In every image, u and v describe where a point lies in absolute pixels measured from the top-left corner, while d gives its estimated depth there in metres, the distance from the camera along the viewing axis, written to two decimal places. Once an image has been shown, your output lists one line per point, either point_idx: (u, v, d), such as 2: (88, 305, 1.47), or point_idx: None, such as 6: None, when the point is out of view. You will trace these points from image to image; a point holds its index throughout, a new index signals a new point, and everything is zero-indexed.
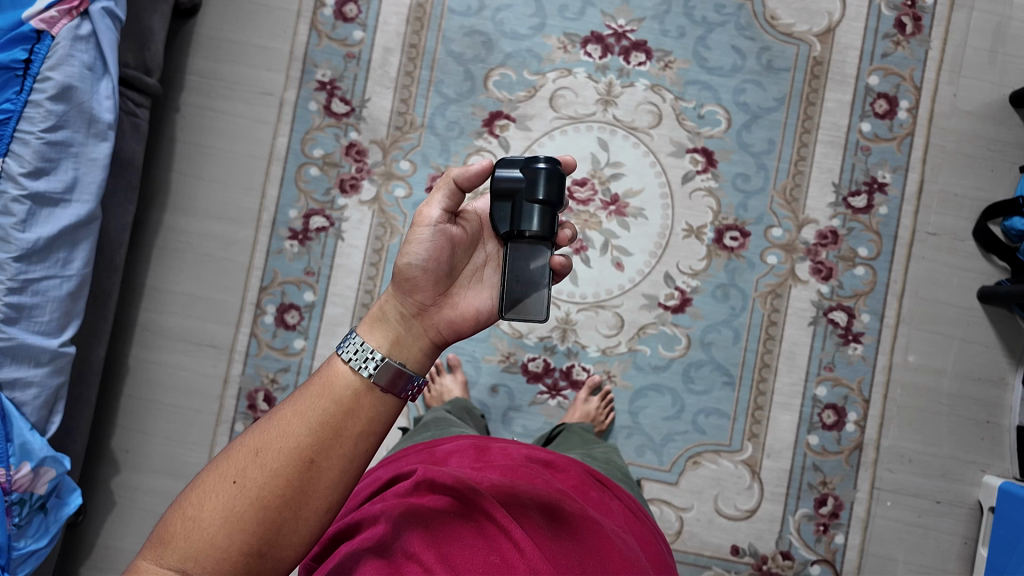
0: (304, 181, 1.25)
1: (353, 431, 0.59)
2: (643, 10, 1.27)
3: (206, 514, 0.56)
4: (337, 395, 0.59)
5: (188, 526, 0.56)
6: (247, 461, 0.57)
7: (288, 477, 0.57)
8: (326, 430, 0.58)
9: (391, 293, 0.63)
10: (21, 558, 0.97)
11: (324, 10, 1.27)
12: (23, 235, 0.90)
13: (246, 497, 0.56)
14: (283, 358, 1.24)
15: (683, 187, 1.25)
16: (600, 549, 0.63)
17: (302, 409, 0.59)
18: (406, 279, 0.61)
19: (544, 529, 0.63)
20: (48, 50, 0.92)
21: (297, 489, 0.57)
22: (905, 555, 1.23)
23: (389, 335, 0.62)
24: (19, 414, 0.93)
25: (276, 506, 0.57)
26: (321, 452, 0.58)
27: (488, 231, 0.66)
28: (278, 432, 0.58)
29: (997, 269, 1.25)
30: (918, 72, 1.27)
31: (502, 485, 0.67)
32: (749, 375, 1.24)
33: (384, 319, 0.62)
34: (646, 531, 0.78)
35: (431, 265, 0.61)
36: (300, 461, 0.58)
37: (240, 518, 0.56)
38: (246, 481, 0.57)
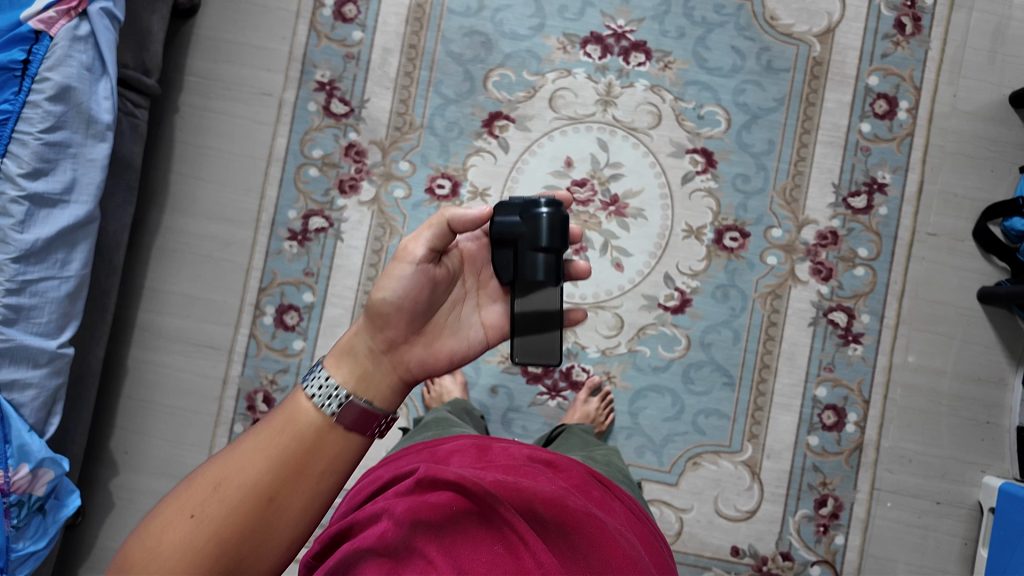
0: (303, 181, 1.25)
1: (319, 469, 0.59)
2: (643, 11, 1.27)
3: (164, 546, 0.55)
4: (301, 431, 0.58)
5: (144, 559, 0.54)
6: (206, 495, 0.56)
7: (247, 514, 0.56)
8: (290, 466, 0.58)
9: (361, 327, 0.61)
10: (19, 559, 0.96)
11: (323, 10, 1.27)
12: (21, 235, 0.90)
13: (204, 532, 0.55)
14: (282, 359, 1.23)
15: (683, 188, 1.25)
16: (603, 546, 0.62)
17: (262, 445, 0.58)
18: (379, 313, 0.60)
19: (546, 525, 0.62)
20: (46, 51, 0.91)
21: (258, 525, 0.56)
22: (905, 556, 1.23)
23: (355, 370, 0.60)
24: (18, 416, 0.93)
25: (234, 542, 0.55)
26: (281, 490, 0.57)
27: (473, 268, 0.64)
28: (238, 466, 0.57)
29: (997, 269, 1.25)
30: (918, 72, 1.27)
31: (504, 482, 0.66)
32: (749, 376, 1.24)
33: (352, 352, 0.61)
34: (648, 532, 0.77)
35: (409, 304, 0.60)
36: (260, 499, 0.56)
37: (198, 554, 0.55)
38: (203, 516, 0.55)
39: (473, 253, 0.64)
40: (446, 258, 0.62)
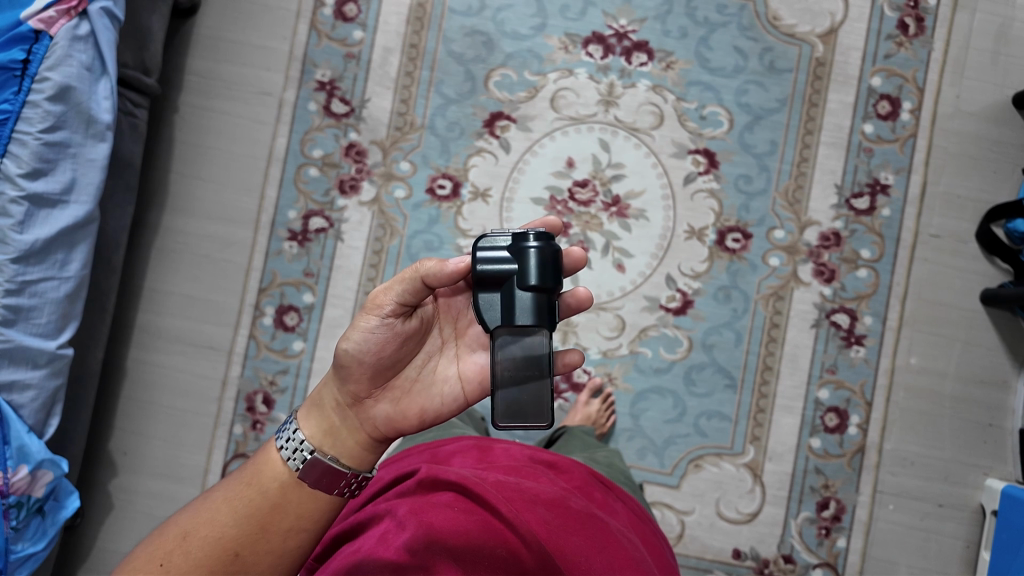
0: (303, 181, 1.24)
1: (280, 530, 0.59)
2: (645, 11, 1.26)
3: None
4: (266, 487, 0.59)
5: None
6: (173, 545, 0.58)
7: (210, 568, 0.57)
8: (253, 525, 0.58)
9: (329, 379, 0.59)
10: (18, 561, 0.96)
11: (324, 10, 1.26)
12: (21, 236, 0.89)
13: None
14: (282, 360, 1.23)
15: (684, 189, 1.24)
16: (606, 545, 0.62)
17: (231, 498, 0.59)
18: (343, 366, 0.57)
19: (550, 523, 0.62)
20: (46, 50, 0.91)
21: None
22: (908, 559, 1.22)
23: (321, 425, 0.59)
24: (17, 417, 0.92)
25: None
26: (246, 546, 0.58)
27: (450, 316, 0.59)
28: (206, 518, 0.58)
29: (999, 271, 1.24)
30: (921, 73, 1.26)
31: (506, 482, 0.66)
32: (751, 378, 1.23)
33: (320, 404, 0.60)
34: (651, 533, 0.77)
35: (373, 359, 0.56)
36: (225, 552, 0.58)
37: None
38: (170, 567, 0.57)
39: (450, 297, 0.59)
40: (421, 309, 0.57)
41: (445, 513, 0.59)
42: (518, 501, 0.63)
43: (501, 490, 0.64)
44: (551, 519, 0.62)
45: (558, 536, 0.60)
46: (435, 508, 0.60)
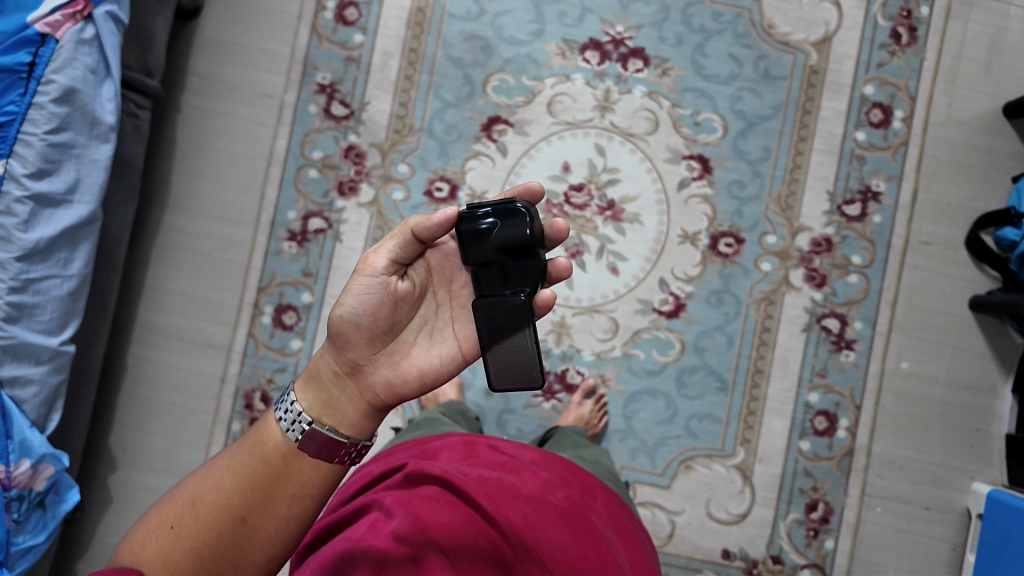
0: (303, 182, 1.26)
1: (283, 493, 0.55)
2: (642, 17, 1.28)
3: (151, 555, 0.55)
4: (267, 455, 0.56)
5: (137, 557, 0.55)
6: (183, 510, 0.55)
7: (218, 532, 0.54)
8: (258, 487, 0.55)
9: (326, 350, 0.56)
10: (19, 553, 0.97)
11: (325, 13, 1.28)
12: (25, 235, 0.91)
13: (181, 544, 0.54)
14: (279, 358, 1.25)
15: (679, 194, 1.26)
16: (584, 537, 0.63)
17: (235, 464, 0.56)
18: (340, 335, 0.54)
19: (530, 516, 0.63)
20: (52, 53, 0.92)
21: (229, 547, 0.55)
22: (894, 561, 1.24)
23: (320, 396, 0.56)
24: (20, 412, 0.94)
25: (211, 556, 0.54)
26: (251, 511, 0.55)
27: (443, 275, 0.58)
28: (213, 484, 0.56)
29: (988, 278, 1.26)
30: (913, 82, 1.28)
31: (489, 478, 0.67)
32: (741, 381, 1.25)
33: (317, 376, 0.56)
34: (631, 526, 0.79)
35: (371, 323, 0.54)
36: (232, 517, 0.55)
37: (177, 564, 0.54)
38: (182, 532, 0.55)
39: (442, 262, 0.57)
40: (413, 274, 0.55)
41: (432, 506, 0.61)
42: (500, 495, 0.64)
43: (483, 486, 0.65)
44: (532, 514, 0.64)
45: (538, 529, 0.61)
46: (422, 500, 0.62)
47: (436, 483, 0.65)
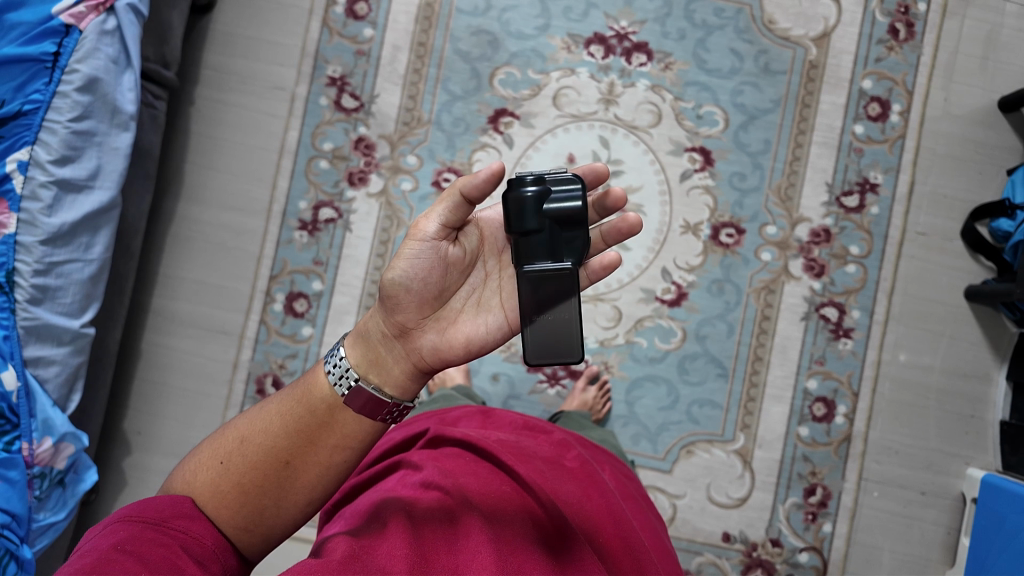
0: (314, 173, 1.29)
1: (326, 443, 0.57)
2: (645, 13, 1.31)
3: (198, 489, 0.57)
4: (312, 405, 0.57)
5: (185, 490, 0.57)
6: (231, 447, 0.57)
7: (263, 472, 0.56)
8: (304, 434, 0.57)
9: (377, 307, 0.56)
10: (40, 530, 1.00)
11: (335, 8, 1.31)
12: (49, 219, 0.94)
13: (229, 479, 0.56)
14: (291, 345, 1.28)
15: (681, 185, 1.29)
16: (597, 493, 0.66)
17: (282, 410, 0.57)
18: (390, 298, 0.55)
19: (547, 473, 0.66)
20: (76, 44, 0.95)
21: (273, 486, 0.56)
22: (891, 544, 1.27)
23: (366, 355, 0.57)
24: (43, 392, 0.97)
25: (255, 493, 0.56)
26: (296, 455, 0.56)
27: (494, 245, 0.58)
28: (260, 426, 0.57)
29: (983, 269, 1.29)
30: (910, 76, 1.31)
31: (507, 440, 0.71)
32: (742, 368, 1.28)
33: (365, 335, 0.57)
34: (637, 490, 0.82)
35: (423, 286, 0.54)
36: (277, 461, 0.56)
37: (223, 497, 0.56)
38: (228, 469, 0.57)
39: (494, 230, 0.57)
40: (464, 239, 0.56)
41: (458, 462, 0.65)
42: (519, 454, 0.67)
43: (502, 445, 0.69)
44: (548, 470, 0.67)
45: (556, 483, 0.65)
46: (448, 457, 0.66)
47: (457, 446, 0.69)
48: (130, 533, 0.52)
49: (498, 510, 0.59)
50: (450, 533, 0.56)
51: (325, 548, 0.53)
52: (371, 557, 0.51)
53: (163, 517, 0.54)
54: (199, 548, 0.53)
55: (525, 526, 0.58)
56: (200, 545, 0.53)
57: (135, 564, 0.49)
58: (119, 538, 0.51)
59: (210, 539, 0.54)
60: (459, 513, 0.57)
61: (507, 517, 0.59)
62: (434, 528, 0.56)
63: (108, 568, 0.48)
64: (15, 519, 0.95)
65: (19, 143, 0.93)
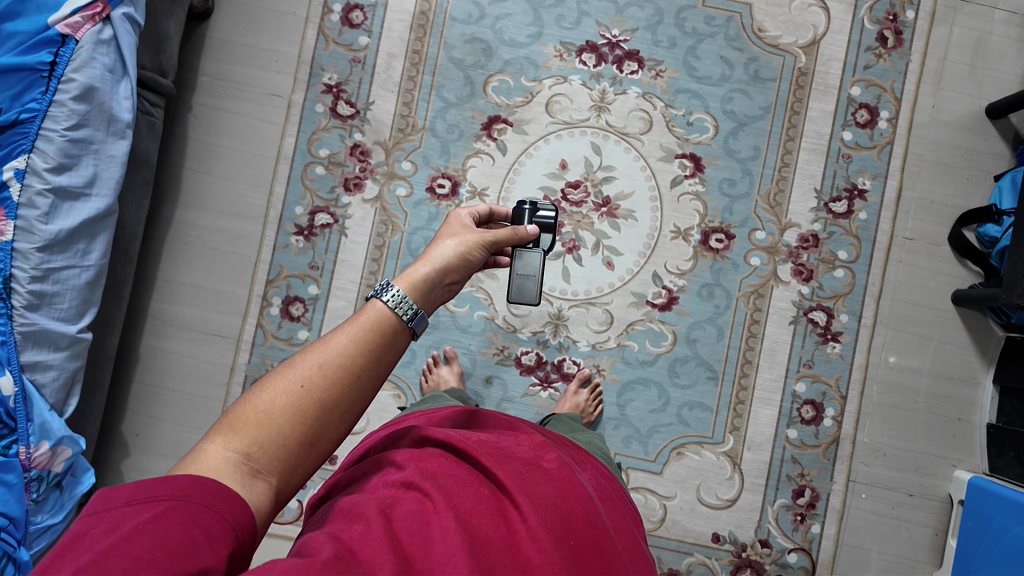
0: (310, 179, 1.31)
1: (388, 359, 0.62)
2: (637, 21, 1.33)
3: (278, 412, 0.55)
4: (382, 327, 0.61)
5: (260, 417, 0.55)
6: (307, 371, 0.57)
7: (341, 387, 0.58)
8: (376, 350, 0.60)
9: (438, 262, 0.69)
10: (37, 532, 1.02)
11: (331, 16, 1.33)
12: (46, 226, 0.96)
13: (310, 397, 0.56)
14: (288, 348, 1.30)
15: (671, 191, 1.31)
16: (572, 495, 0.67)
17: (353, 333, 0.60)
18: (465, 258, 0.71)
19: (523, 475, 0.68)
20: (72, 53, 0.97)
21: (348, 399, 0.58)
22: (878, 546, 1.29)
23: (431, 291, 0.67)
24: (40, 396, 0.99)
25: (333, 408, 0.57)
26: (369, 369, 0.60)
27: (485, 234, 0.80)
28: (334, 349, 0.59)
29: (970, 273, 1.31)
30: (898, 83, 1.33)
31: (487, 441, 0.72)
32: (731, 371, 1.30)
33: (431, 276, 0.67)
34: (616, 490, 0.83)
35: (477, 259, 0.74)
36: (351, 375, 0.59)
37: (303, 415, 0.56)
38: (309, 390, 0.56)
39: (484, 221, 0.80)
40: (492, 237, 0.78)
41: (440, 462, 0.67)
42: (498, 456, 0.69)
43: (482, 447, 0.70)
44: (525, 473, 0.69)
45: (531, 486, 0.66)
46: (430, 457, 0.67)
47: (440, 447, 0.70)
48: (152, 514, 0.47)
49: (474, 513, 0.61)
50: (425, 536, 0.57)
51: (307, 547, 0.55)
52: (351, 560, 0.53)
53: (185, 496, 0.49)
54: (219, 529, 0.48)
55: (499, 529, 0.60)
56: (234, 509, 0.50)
57: (155, 548, 0.45)
58: (141, 517, 0.47)
59: (236, 516, 0.50)
60: (435, 515, 0.59)
61: (482, 520, 0.60)
62: (411, 531, 0.57)
63: (126, 550, 0.44)
64: (13, 521, 0.98)
65: (17, 151, 0.95)
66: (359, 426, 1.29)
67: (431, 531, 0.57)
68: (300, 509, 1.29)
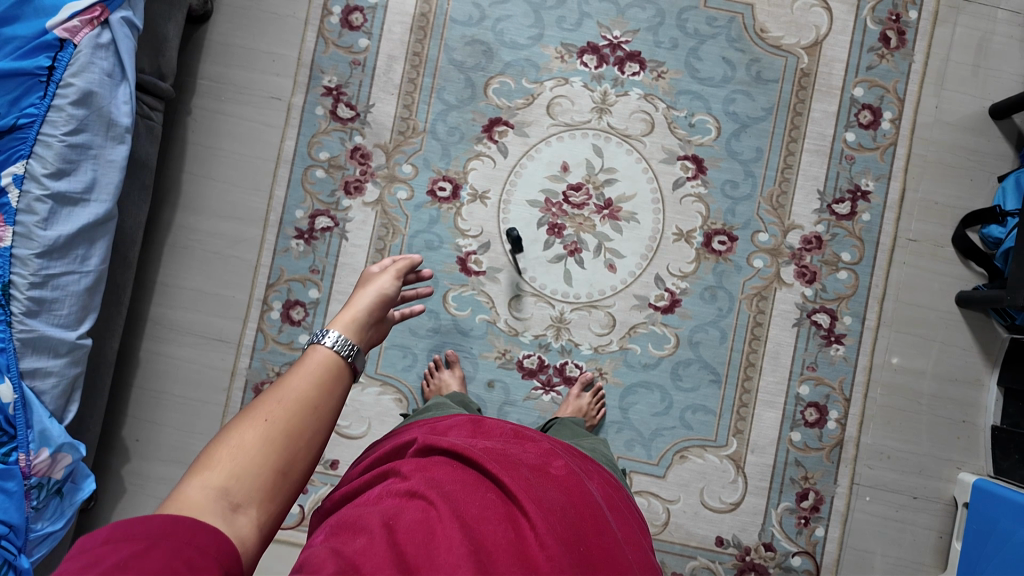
0: (310, 182, 1.31)
1: (341, 390, 0.64)
2: (638, 22, 1.32)
3: (248, 446, 0.55)
4: (328, 362, 0.64)
5: (233, 454, 0.55)
6: (268, 407, 0.58)
7: (304, 416, 0.59)
8: (329, 380, 0.63)
9: (359, 306, 0.71)
10: (37, 540, 1.01)
11: (331, 18, 1.32)
12: (44, 232, 0.96)
13: (276, 428, 0.57)
14: (288, 352, 1.29)
15: (673, 193, 1.30)
16: (580, 502, 0.67)
17: (304, 371, 0.62)
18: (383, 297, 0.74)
19: (530, 481, 0.67)
20: (70, 57, 0.96)
21: (313, 427, 0.59)
22: (883, 549, 1.28)
23: (358, 331, 0.69)
24: (39, 403, 0.99)
25: (301, 435, 0.58)
26: (325, 400, 0.61)
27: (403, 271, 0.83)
28: (290, 386, 0.60)
29: (974, 275, 1.30)
30: (901, 84, 1.32)
31: (493, 449, 0.71)
32: (734, 374, 1.29)
33: (355, 319, 0.70)
34: (623, 498, 0.83)
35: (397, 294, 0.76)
36: (309, 406, 0.60)
37: (273, 445, 0.56)
38: (275, 420, 0.57)
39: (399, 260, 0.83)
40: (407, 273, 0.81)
41: (446, 470, 0.66)
42: (504, 463, 0.69)
43: (489, 454, 0.69)
44: (533, 480, 0.68)
45: (539, 492, 0.65)
46: (436, 466, 0.67)
47: (445, 455, 0.70)
48: (131, 550, 0.45)
49: (480, 519, 0.60)
50: (432, 543, 0.57)
51: (313, 558, 0.55)
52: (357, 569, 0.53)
53: (164, 532, 0.47)
54: (200, 562, 0.47)
55: (506, 535, 0.59)
56: (219, 541, 0.49)
57: None
58: (120, 553, 0.45)
59: (217, 548, 0.49)
60: (441, 523, 0.58)
61: (490, 527, 0.60)
62: (417, 539, 0.57)
63: None
64: (13, 529, 0.97)
65: (15, 156, 0.95)
66: (360, 430, 1.29)
67: (437, 540, 0.57)
68: (302, 515, 1.28)
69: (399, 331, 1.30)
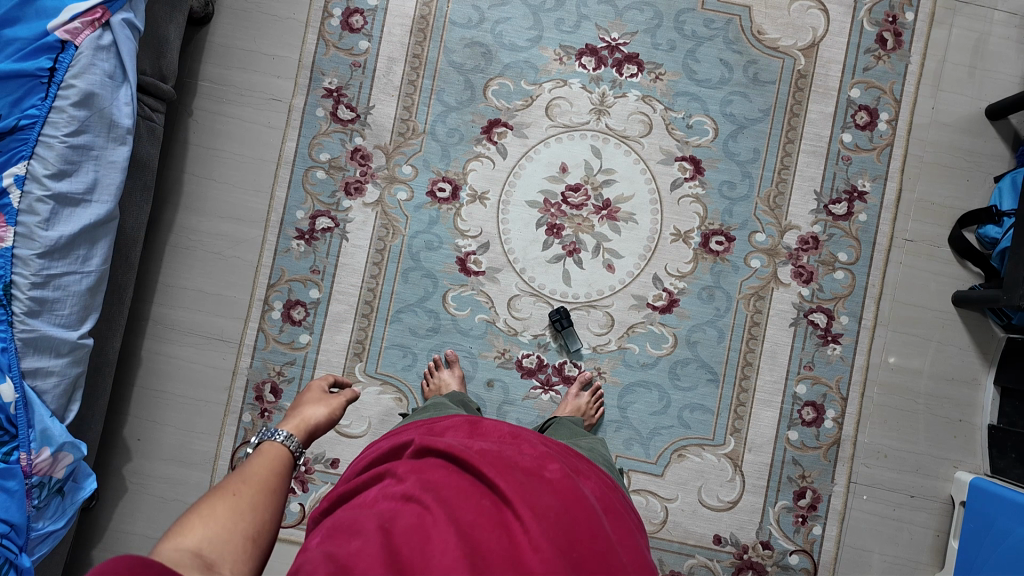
0: (311, 183, 1.32)
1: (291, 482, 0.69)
2: (636, 24, 1.33)
3: (219, 515, 0.58)
4: (283, 454, 0.69)
5: (205, 522, 0.57)
6: (235, 485, 0.62)
7: (268, 493, 0.63)
8: (283, 467, 0.68)
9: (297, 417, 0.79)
10: (39, 538, 1.02)
11: (331, 21, 1.33)
12: (46, 233, 0.97)
13: (244, 502, 0.60)
14: (289, 352, 1.30)
15: (671, 194, 1.31)
16: (575, 504, 0.67)
17: (262, 461, 0.67)
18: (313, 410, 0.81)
19: (525, 483, 0.67)
20: (71, 59, 0.97)
21: (276, 504, 0.63)
22: (880, 547, 1.29)
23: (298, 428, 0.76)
24: (41, 402, 1.00)
25: (268, 508, 0.61)
26: (282, 485, 0.66)
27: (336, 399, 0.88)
28: (251, 471, 0.65)
29: (970, 274, 1.31)
30: (898, 85, 1.33)
31: (489, 451, 0.72)
32: (732, 373, 1.30)
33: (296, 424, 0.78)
34: (618, 499, 0.83)
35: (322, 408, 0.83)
36: (270, 488, 0.64)
37: (243, 515, 0.59)
38: (243, 495, 0.61)
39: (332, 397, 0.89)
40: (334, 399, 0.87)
41: (441, 473, 0.67)
42: (499, 465, 0.69)
43: (484, 457, 0.70)
44: (528, 482, 0.68)
45: (534, 495, 0.66)
46: (432, 469, 0.68)
47: (442, 458, 0.71)
48: None
49: (474, 525, 0.61)
50: (426, 548, 0.58)
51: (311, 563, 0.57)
52: None
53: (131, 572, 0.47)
54: None
55: (500, 540, 0.60)
56: None
57: None
58: None
59: None
60: (435, 528, 0.60)
61: (484, 532, 0.61)
62: (412, 544, 0.59)
63: None
64: (14, 528, 0.98)
65: (16, 157, 0.96)
66: (360, 429, 1.30)
67: (431, 545, 0.58)
68: (302, 513, 1.29)
69: (399, 331, 1.31)
